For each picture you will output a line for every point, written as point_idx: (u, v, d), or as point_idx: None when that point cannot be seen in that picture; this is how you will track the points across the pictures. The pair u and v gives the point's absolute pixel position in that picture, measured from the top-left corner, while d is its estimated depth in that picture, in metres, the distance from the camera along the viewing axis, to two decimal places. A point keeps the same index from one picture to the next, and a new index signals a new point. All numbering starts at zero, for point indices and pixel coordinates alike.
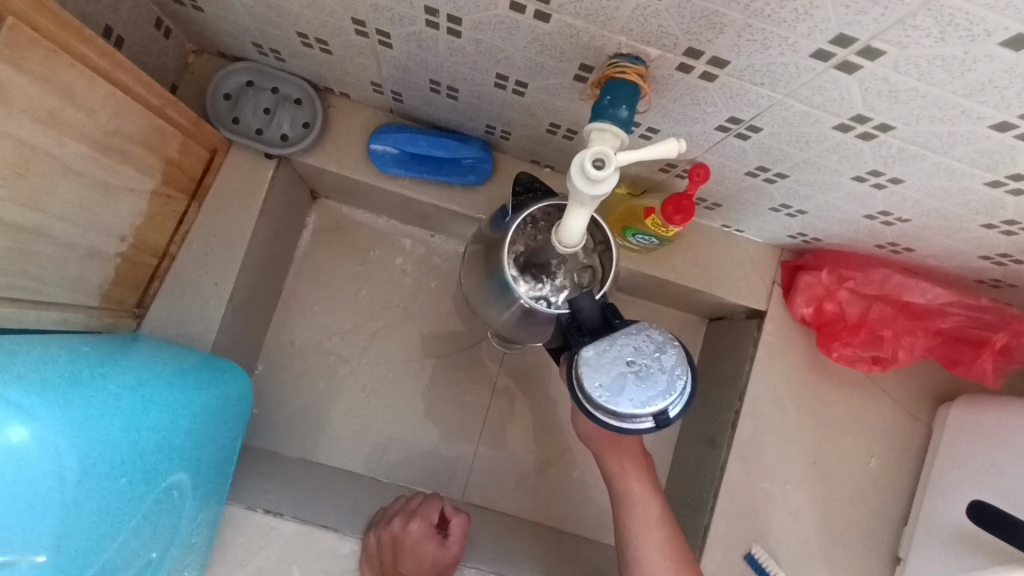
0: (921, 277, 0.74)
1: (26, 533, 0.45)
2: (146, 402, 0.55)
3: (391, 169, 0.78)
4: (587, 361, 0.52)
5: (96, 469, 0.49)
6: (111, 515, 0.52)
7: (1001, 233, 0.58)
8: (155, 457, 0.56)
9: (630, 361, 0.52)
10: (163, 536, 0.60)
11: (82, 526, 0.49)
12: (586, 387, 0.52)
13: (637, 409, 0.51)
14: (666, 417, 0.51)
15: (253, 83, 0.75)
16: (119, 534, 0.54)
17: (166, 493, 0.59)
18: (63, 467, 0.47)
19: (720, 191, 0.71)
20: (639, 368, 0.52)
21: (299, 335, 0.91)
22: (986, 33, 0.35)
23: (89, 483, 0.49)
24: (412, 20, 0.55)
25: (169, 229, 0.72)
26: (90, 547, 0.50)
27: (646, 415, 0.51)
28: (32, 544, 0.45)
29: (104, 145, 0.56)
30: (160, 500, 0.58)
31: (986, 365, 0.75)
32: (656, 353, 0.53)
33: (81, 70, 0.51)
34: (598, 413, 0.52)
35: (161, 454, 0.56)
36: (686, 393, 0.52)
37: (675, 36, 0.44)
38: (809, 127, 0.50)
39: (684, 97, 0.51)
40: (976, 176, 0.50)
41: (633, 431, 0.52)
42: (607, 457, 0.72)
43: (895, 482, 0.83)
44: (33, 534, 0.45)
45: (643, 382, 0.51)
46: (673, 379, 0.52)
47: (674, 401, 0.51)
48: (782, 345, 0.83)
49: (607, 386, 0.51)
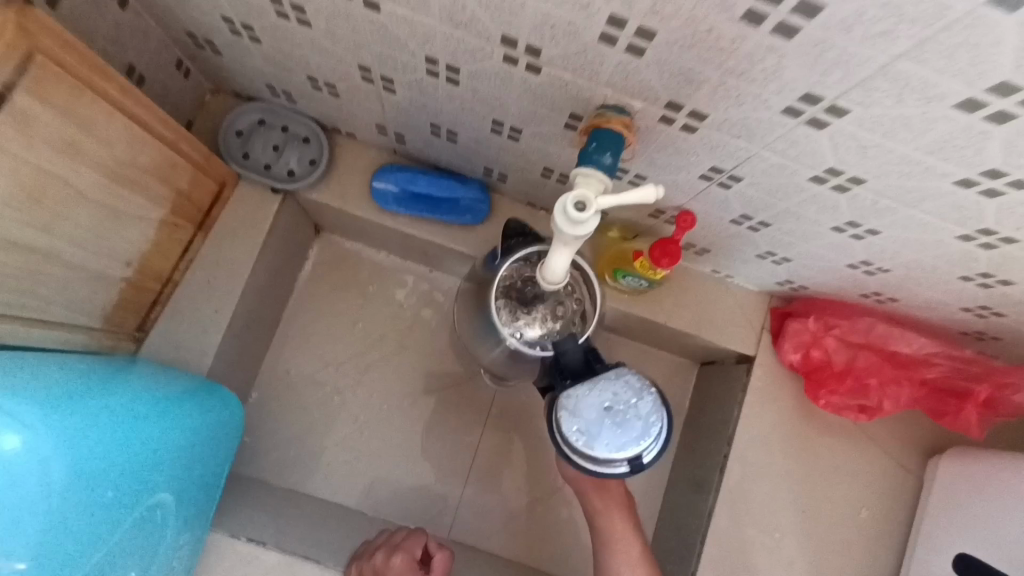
0: (907, 327, 0.74)
1: (9, 540, 0.46)
2: (137, 421, 0.56)
3: (392, 207, 0.80)
4: (564, 405, 0.54)
5: (84, 479, 0.50)
6: (93, 528, 0.52)
7: (978, 285, 0.60)
8: (142, 475, 0.57)
9: (608, 405, 0.53)
10: (144, 556, 0.60)
11: (64, 539, 0.50)
12: (564, 430, 0.53)
13: (612, 454, 0.52)
14: (640, 462, 0.53)
15: (265, 122, 0.79)
16: (100, 550, 0.54)
17: (150, 512, 0.59)
18: (49, 477, 0.48)
19: (708, 238, 0.73)
20: (616, 414, 0.53)
21: (295, 366, 0.92)
22: (940, 97, 0.37)
23: (74, 496, 0.50)
24: (414, 69, 0.58)
25: (174, 257, 0.74)
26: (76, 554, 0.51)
27: (621, 460, 0.52)
28: (14, 552, 0.46)
29: (117, 175, 0.59)
30: (144, 519, 0.59)
31: (971, 417, 0.74)
32: (634, 399, 0.54)
33: (102, 105, 0.54)
34: (571, 449, 0.54)
35: (148, 472, 0.57)
36: (662, 439, 0.53)
37: (657, 90, 0.47)
38: (786, 178, 0.53)
39: (668, 146, 0.54)
40: (948, 231, 0.52)
41: (608, 474, 0.53)
42: (591, 498, 0.72)
43: (885, 533, 0.83)
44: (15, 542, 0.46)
45: (619, 427, 0.53)
46: (648, 425, 0.53)
47: (649, 446, 0.53)
48: (769, 391, 0.84)
49: (584, 431, 0.53)
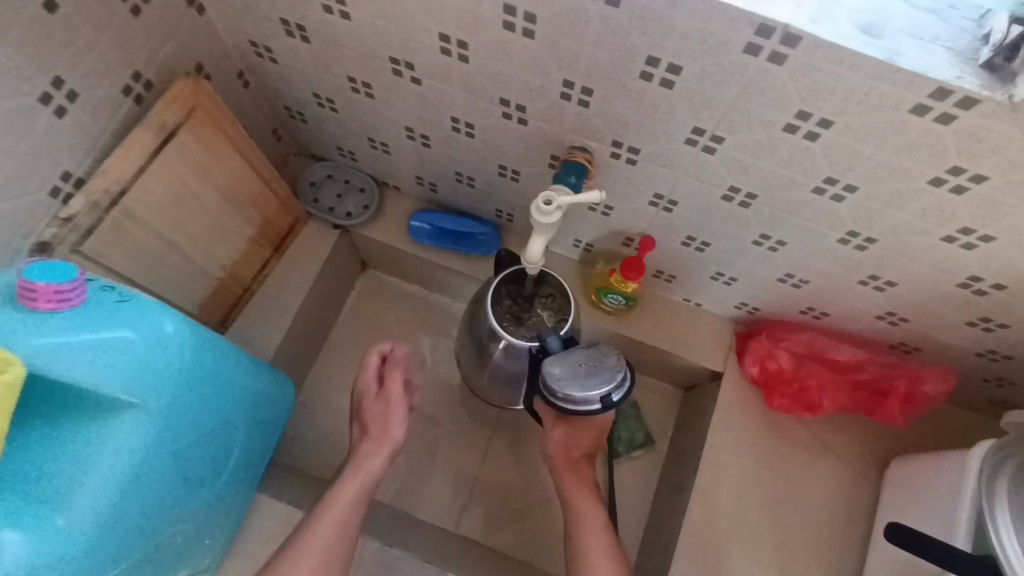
0: (842, 341, 0.90)
1: (149, 399, 0.54)
2: (233, 358, 0.68)
3: (424, 241, 1.03)
4: (550, 363, 0.71)
5: (197, 378, 0.61)
6: (189, 426, 0.61)
7: (874, 289, 0.76)
8: (225, 400, 0.67)
9: (584, 361, 0.71)
10: (203, 483, 0.68)
11: (174, 421, 0.58)
12: (549, 382, 0.70)
13: (589, 395, 0.69)
14: (610, 400, 0.70)
15: (332, 176, 1.04)
16: (185, 452, 0.62)
17: (219, 440, 0.68)
18: (182, 362, 0.58)
19: (671, 264, 0.91)
20: (589, 366, 0.70)
21: (336, 375, 1.11)
22: (771, 123, 0.56)
23: (190, 387, 0.60)
24: (442, 127, 0.81)
25: (254, 270, 0.97)
26: (190, 438, 0.62)
27: (595, 399, 0.69)
28: (148, 412, 0.55)
29: (228, 198, 0.83)
30: (215, 444, 0.68)
31: (896, 412, 0.88)
32: (603, 356, 0.71)
33: (230, 148, 0.79)
34: (555, 397, 0.70)
35: (229, 400, 0.68)
36: (625, 383, 0.71)
37: (603, 132, 0.68)
38: (706, 199, 0.72)
39: (620, 177, 0.75)
40: (830, 236, 0.69)
41: (586, 411, 0.70)
42: (563, 475, 0.84)
43: (845, 535, 0.92)
44: (152, 403, 0.55)
45: (593, 375, 0.70)
46: (615, 373, 0.70)
47: (616, 388, 0.70)
48: (736, 403, 0.97)
49: (566, 380, 0.69)
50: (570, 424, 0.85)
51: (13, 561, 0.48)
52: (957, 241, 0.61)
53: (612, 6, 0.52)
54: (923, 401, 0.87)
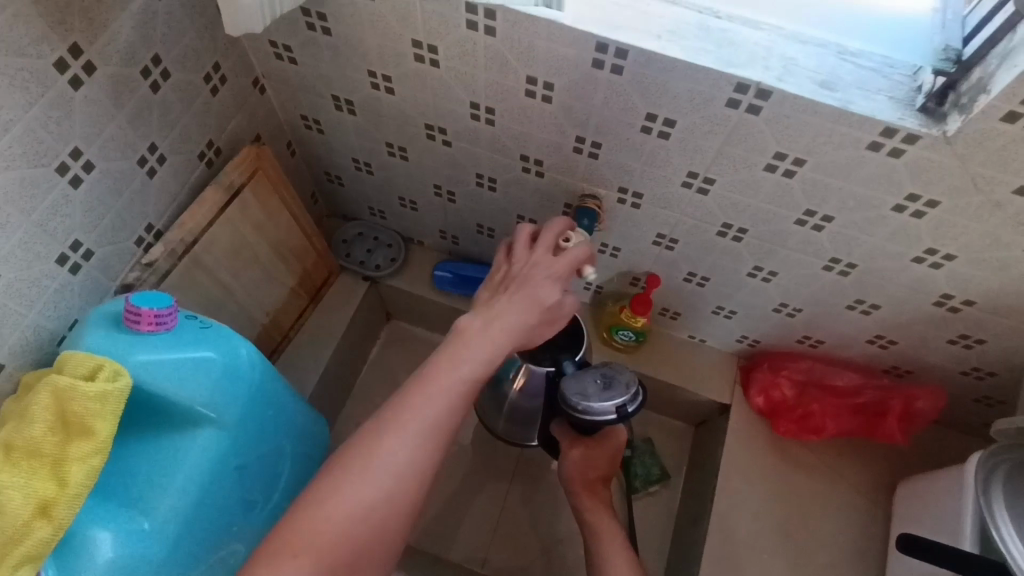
0: (838, 366, 0.96)
1: (224, 414, 0.61)
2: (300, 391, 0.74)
3: (447, 288, 1.12)
4: (567, 378, 0.80)
5: (267, 402, 0.66)
6: (257, 446, 0.66)
7: (861, 313, 0.83)
8: (289, 428, 0.72)
9: (599, 378, 0.79)
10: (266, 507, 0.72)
11: (244, 438, 0.64)
12: (568, 396, 0.78)
13: (604, 404, 0.76)
14: (625, 410, 0.76)
15: (362, 234, 1.15)
16: (253, 471, 0.67)
17: (282, 467, 0.73)
18: (256, 385, 0.64)
19: (675, 300, 1.00)
20: (604, 381, 0.79)
21: (362, 420, 1.16)
22: (754, 164, 0.67)
23: (260, 409, 0.66)
24: (467, 182, 0.92)
25: (292, 319, 1.05)
26: (257, 458, 0.67)
27: (611, 407, 0.76)
28: (222, 425, 0.61)
29: (276, 249, 0.93)
30: (278, 470, 0.72)
31: (894, 429, 0.94)
32: (617, 373, 0.80)
33: (282, 206, 0.90)
34: (573, 407, 0.78)
35: (293, 430, 0.73)
36: (639, 398, 0.78)
37: (611, 180, 0.78)
38: (704, 236, 0.82)
39: (626, 220, 0.84)
40: (816, 264, 0.78)
41: (603, 421, 0.76)
42: (583, 497, 0.90)
43: (865, 559, 0.93)
44: (226, 418, 0.61)
45: (607, 389, 0.78)
46: (628, 387, 0.78)
47: (630, 399, 0.77)
48: (746, 432, 1.02)
49: (582, 392, 0.78)
50: (587, 445, 0.91)
51: (107, 558, 0.54)
52: (925, 260, 0.70)
53: (617, 74, 0.63)
54: (919, 418, 0.93)
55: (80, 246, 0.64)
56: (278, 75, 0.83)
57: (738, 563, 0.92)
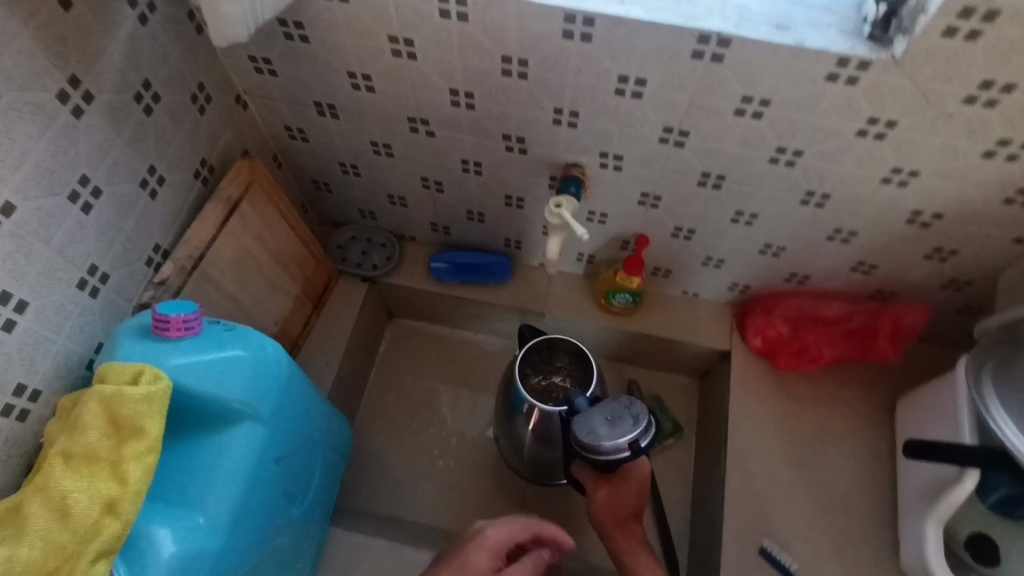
0: (825, 297, 1.02)
1: (260, 410, 0.63)
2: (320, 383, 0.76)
3: (445, 278, 1.15)
4: (578, 418, 0.82)
5: (295, 395, 0.69)
6: (289, 438, 0.69)
7: (841, 242, 0.88)
8: (316, 419, 0.75)
9: (609, 415, 0.81)
10: (302, 497, 0.75)
11: (279, 432, 0.66)
12: (579, 436, 0.81)
13: (617, 442, 0.79)
14: (638, 446, 0.80)
15: (355, 237, 1.18)
16: (289, 464, 0.70)
17: (312, 457, 0.76)
18: (285, 379, 0.66)
19: (666, 257, 1.04)
20: (613, 418, 0.81)
21: (380, 418, 1.19)
22: (724, 109, 0.71)
23: (290, 402, 0.68)
24: (453, 170, 0.95)
25: (299, 327, 1.07)
26: (291, 449, 0.70)
27: (624, 445, 0.79)
28: (259, 420, 0.63)
29: (277, 259, 0.95)
30: (309, 460, 0.75)
31: (886, 346, 1.00)
32: (627, 406, 0.82)
33: (277, 214, 0.92)
34: (591, 456, 0.81)
35: (319, 420, 0.76)
36: (649, 429, 0.81)
37: (592, 146, 0.82)
38: (685, 188, 0.86)
39: (610, 184, 0.88)
40: (793, 199, 0.83)
41: (617, 458, 0.80)
42: (615, 535, 0.89)
43: (876, 475, 0.98)
44: (263, 414, 0.63)
45: (617, 425, 0.80)
46: (638, 421, 0.80)
47: (642, 434, 0.80)
48: (749, 374, 1.07)
49: (593, 432, 0.80)
50: (611, 483, 0.89)
51: (169, 554, 0.56)
52: (892, 180, 0.75)
53: (587, 43, 0.67)
54: (907, 333, 0.99)
55: (96, 269, 0.67)
56: (259, 89, 0.86)
57: (757, 495, 0.98)
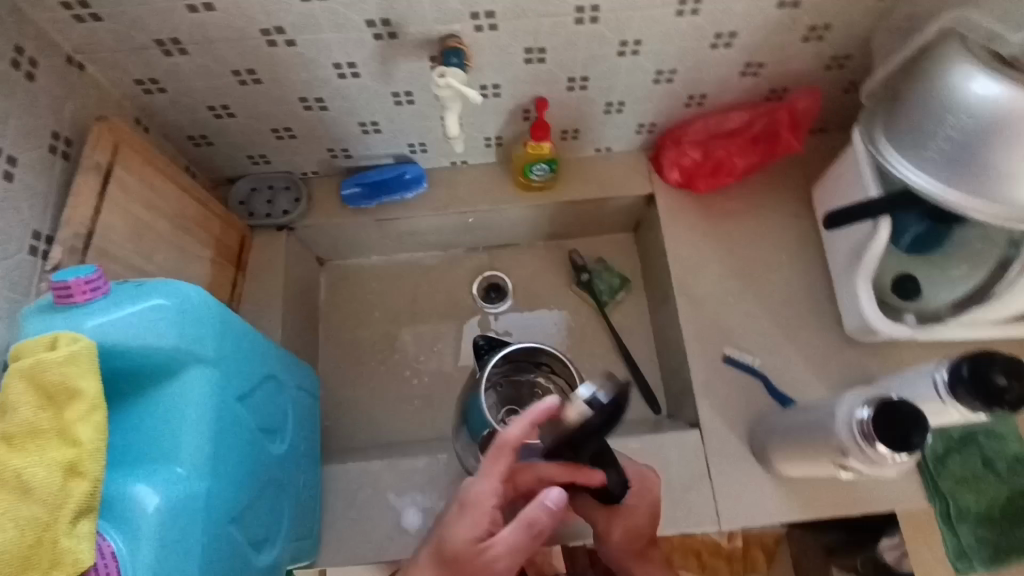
0: (725, 111, 1.05)
1: (202, 352, 0.60)
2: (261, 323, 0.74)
3: (362, 204, 1.11)
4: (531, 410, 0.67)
5: (239, 336, 0.66)
6: (244, 380, 0.67)
7: (724, 47, 0.90)
8: (268, 359, 0.73)
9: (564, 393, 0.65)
10: (277, 438, 0.74)
11: (230, 373, 0.64)
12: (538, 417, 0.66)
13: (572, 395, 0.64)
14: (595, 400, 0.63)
15: (256, 188, 1.11)
16: (251, 406, 0.68)
17: (275, 399, 0.74)
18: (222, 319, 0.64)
19: (569, 116, 1.04)
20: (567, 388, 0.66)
21: (342, 361, 1.18)
22: None
23: (234, 342, 0.65)
24: (330, 79, 0.90)
25: (227, 291, 1.03)
26: (249, 390, 0.68)
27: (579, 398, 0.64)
28: (205, 363, 0.61)
29: (177, 223, 0.89)
30: (273, 402, 0.74)
31: (789, 138, 1.04)
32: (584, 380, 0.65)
33: (159, 174, 0.86)
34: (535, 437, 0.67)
35: (271, 360, 0.74)
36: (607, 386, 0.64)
37: (461, 9, 0.79)
38: (566, 31, 0.85)
39: (492, 47, 0.86)
40: (669, 12, 0.83)
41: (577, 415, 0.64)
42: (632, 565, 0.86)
43: (808, 262, 1.06)
44: (206, 356, 0.61)
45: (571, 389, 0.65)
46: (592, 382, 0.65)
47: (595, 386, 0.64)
48: (676, 208, 1.10)
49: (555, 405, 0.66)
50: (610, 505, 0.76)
51: (154, 506, 0.54)
52: None
53: None
54: (804, 120, 1.03)
55: None
56: (91, 40, 0.78)
57: (710, 313, 1.04)
